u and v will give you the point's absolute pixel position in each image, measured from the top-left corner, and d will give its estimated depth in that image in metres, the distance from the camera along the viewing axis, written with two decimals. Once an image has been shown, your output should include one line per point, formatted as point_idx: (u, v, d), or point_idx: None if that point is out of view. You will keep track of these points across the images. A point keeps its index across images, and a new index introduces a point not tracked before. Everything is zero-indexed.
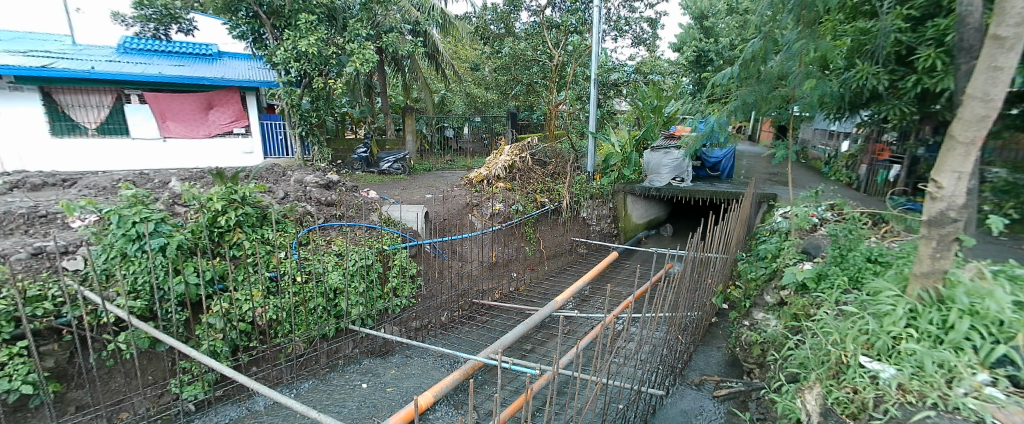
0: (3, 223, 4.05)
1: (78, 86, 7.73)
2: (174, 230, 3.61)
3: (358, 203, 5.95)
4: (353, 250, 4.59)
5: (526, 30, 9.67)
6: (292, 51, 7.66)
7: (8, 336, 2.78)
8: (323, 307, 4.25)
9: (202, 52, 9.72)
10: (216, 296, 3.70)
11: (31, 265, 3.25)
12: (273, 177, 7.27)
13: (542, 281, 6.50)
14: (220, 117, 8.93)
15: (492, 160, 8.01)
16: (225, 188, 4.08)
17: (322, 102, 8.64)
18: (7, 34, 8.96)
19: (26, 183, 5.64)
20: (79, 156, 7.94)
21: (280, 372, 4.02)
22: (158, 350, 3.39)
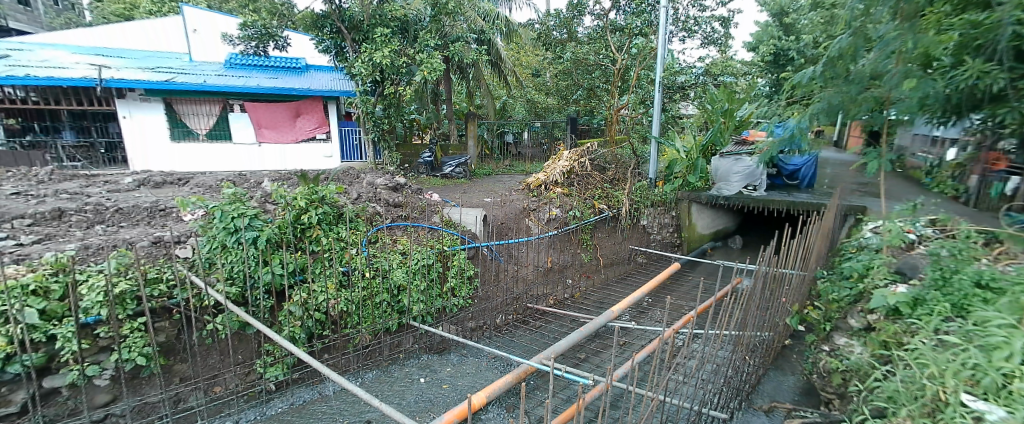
0: (132, 215, 4.74)
1: (193, 97, 8.81)
2: (265, 225, 4.01)
3: (423, 205, 6.27)
4: (417, 250, 4.85)
5: (589, 34, 9.63)
6: (368, 62, 8.17)
7: (130, 313, 3.24)
8: (388, 303, 4.53)
9: (292, 65, 10.71)
10: (297, 286, 4.06)
11: (151, 252, 3.77)
12: (348, 179, 7.83)
13: (599, 289, 6.43)
14: (306, 124, 9.72)
15: (550, 166, 8.08)
16: (309, 188, 4.47)
17: (393, 109, 9.21)
18: (139, 52, 10.41)
19: (150, 181, 6.55)
20: (188, 158, 9.02)
21: (348, 361, 4.32)
22: (247, 333, 3.78)
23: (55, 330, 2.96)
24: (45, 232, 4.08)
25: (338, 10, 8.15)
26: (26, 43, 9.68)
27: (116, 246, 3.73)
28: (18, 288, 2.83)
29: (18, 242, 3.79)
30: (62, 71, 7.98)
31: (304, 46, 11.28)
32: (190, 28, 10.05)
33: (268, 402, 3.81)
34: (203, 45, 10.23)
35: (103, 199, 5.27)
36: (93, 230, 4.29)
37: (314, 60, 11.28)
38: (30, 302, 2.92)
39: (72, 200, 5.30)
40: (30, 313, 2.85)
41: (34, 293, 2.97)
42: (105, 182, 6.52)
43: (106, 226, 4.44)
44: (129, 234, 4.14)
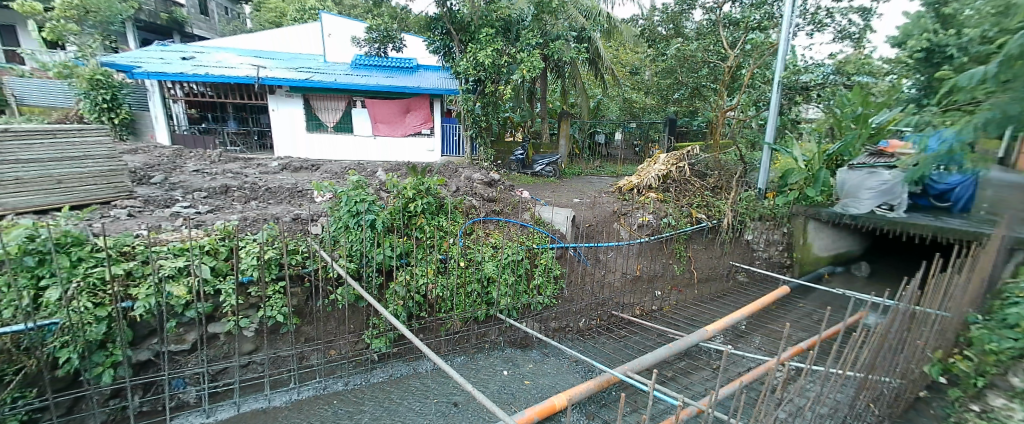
0: (278, 194, 5.54)
1: (326, 94, 9.98)
2: (380, 210, 4.44)
3: (514, 201, 6.49)
4: (507, 245, 5.03)
5: (698, 29, 8.94)
6: (472, 61, 8.57)
7: (275, 276, 3.81)
8: (478, 293, 4.78)
9: (405, 65, 11.60)
10: (401, 268, 4.45)
11: (291, 227, 4.39)
12: (448, 173, 8.30)
13: (691, 305, 6.05)
14: (413, 120, 10.43)
15: (645, 169, 7.94)
16: (416, 179, 4.87)
17: (491, 107, 9.51)
18: (285, 54, 12.02)
19: (291, 166, 7.57)
20: (319, 147, 10.29)
21: (440, 343, 4.65)
22: (359, 306, 4.23)
23: (220, 285, 3.59)
24: (215, 204, 4.96)
25: (449, 13, 8.66)
26: (204, 47, 11.67)
27: (266, 219, 4.42)
28: (199, 248, 3.49)
29: (197, 211, 4.66)
30: (230, 70, 9.53)
31: (418, 48, 12.15)
32: (327, 33, 11.36)
33: (372, 370, 4.24)
34: (335, 48, 11.49)
35: (254, 179, 6.24)
36: (246, 204, 5.09)
37: (424, 61, 12.08)
38: (205, 260, 3.58)
39: (234, 178, 6.36)
40: (205, 269, 3.50)
41: (208, 252, 3.65)
42: (254, 164, 7.67)
43: (258, 202, 5.24)
44: (275, 210, 4.86)
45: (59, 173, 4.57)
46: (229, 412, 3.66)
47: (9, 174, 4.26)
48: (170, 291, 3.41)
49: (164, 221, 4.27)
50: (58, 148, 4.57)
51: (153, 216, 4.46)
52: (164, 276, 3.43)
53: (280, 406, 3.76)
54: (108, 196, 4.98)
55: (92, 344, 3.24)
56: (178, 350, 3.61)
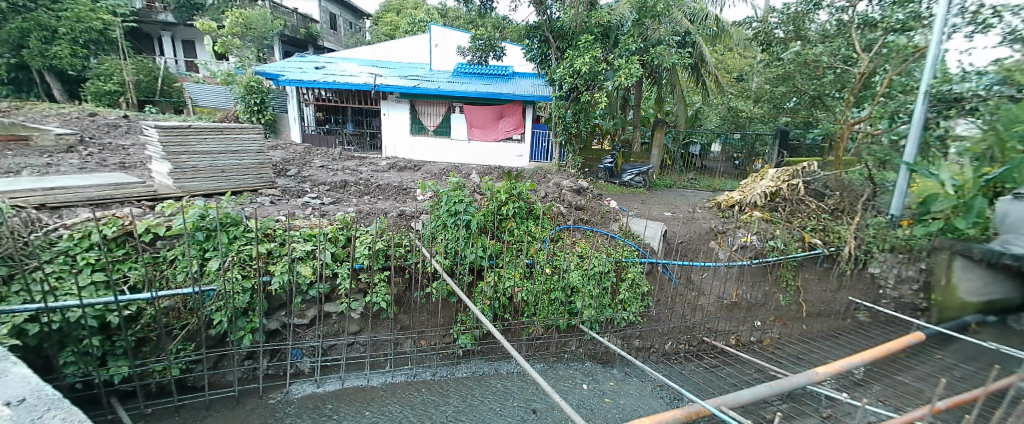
0: (386, 190, 6.08)
1: (430, 99, 10.72)
2: (475, 212, 4.71)
3: (603, 211, 6.43)
4: (595, 256, 4.97)
5: (823, 32, 8.05)
6: (569, 68, 8.55)
7: (381, 265, 4.27)
8: (561, 301, 4.81)
9: (502, 73, 12.01)
10: (490, 269, 4.65)
11: (397, 222, 4.82)
12: (537, 178, 8.47)
13: (797, 341, 5.45)
14: (506, 125, 10.70)
15: (752, 185, 7.54)
16: (509, 184, 5.09)
17: (582, 114, 9.41)
18: (397, 63, 13.10)
19: (396, 165, 8.22)
20: (420, 148, 11.07)
21: (521, 346, 4.78)
22: (450, 301, 4.51)
23: (338, 269, 4.10)
24: (335, 197, 5.58)
25: (549, 21, 8.81)
26: (330, 57, 13.12)
27: (377, 212, 4.92)
28: (324, 236, 4.02)
29: (322, 202, 5.29)
30: (351, 78, 10.63)
31: (516, 56, 12.50)
32: (434, 43, 12.18)
33: (457, 365, 4.48)
34: (440, 57, 12.26)
35: (367, 176, 6.92)
36: (360, 199, 5.65)
37: (521, 68, 12.37)
38: (328, 246, 4.12)
39: (350, 173, 7.11)
40: (327, 254, 4.03)
41: (330, 239, 4.20)
42: (366, 163, 8.44)
43: (370, 197, 5.79)
44: (384, 205, 5.35)
45: (224, 164, 5.49)
46: (335, 385, 4.12)
47: (189, 163, 5.18)
48: (300, 271, 3.97)
49: (296, 209, 4.90)
50: (223, 143, 5.47)
51: (288, 204, 5.13)
52: (296, 257, 4.00)
53: (376, 386, 4.16)
54: (256, 185, 5.80)
55: (238, 310, 3.87)
56: (300, 323, 4.19)
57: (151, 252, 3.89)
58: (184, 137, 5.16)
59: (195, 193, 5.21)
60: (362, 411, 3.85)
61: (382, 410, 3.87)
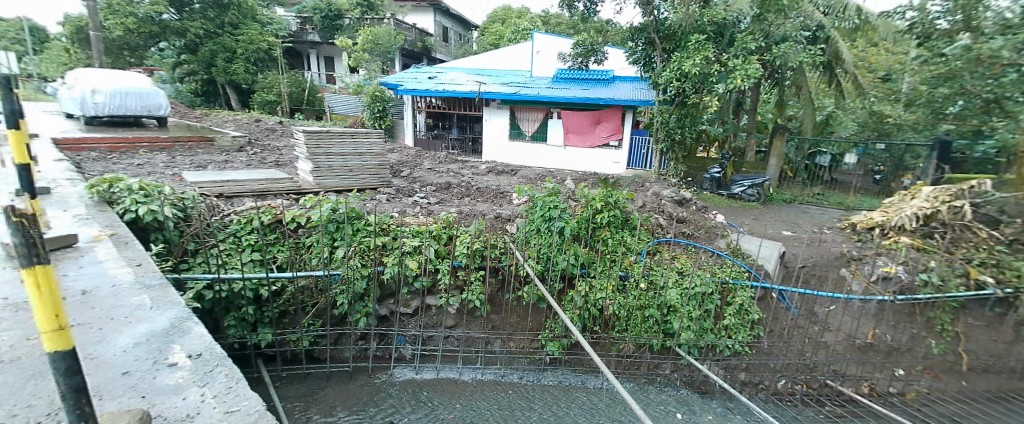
0: (484, 193, 6.35)
1: (528, 105, 10.94)
2: (570, 218, 4.73)
3: (707, 225, 6.03)
4: (697, 274, 4.67)
5: (1006, 20, 6.57)
6: (676, 71, 8.01)
7: (478, 264, 4.51)
8: (656, 320, 4.60)
9: (601, 77, 11.76)
10: (581, 278, 4.64)
11: (495, 225, 5.05)
12: (635, 186, 8.29)
13: (955, 400, 4.49)
14: (603, 131, 10.47)
15: (897, 205, 6.45)
16: (605, 191, 5.04)
17: (688, 120, 8.83)
18: (500, 71, 13.57)
19: (495, 169, 8.53)
20: (517, 153, 11.37)
21: (610, 361, 4.66)
22: (541, 307, 4.58)
23: (440, 265, 4.43)
24: (439, 198, 5.97)
25: (655, 22, 8.47)
26: (441, 68, 14.07)
27: (476, 214, 5.19)
28: (429, 233, 4.38)
29: (428, 202, 5.71)
30: (458, 86, 11.32)
31: (617, 59, 12.14)
32: (536, 50, 12.39)
33: (544, 371, 4.52)
34: (541, 63, 12.42)
35: (468, 178, 7.31)
36: (460, 200, 5.98)
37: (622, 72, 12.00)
38: (432, 243, 4.48)
39: (453, 176, 7.57)
40: (432, 250, 4.38)
41: (434, 237, 4.56)
42: (468, 166, 8.90)
43: (470, 199, 6.09)
44: (482, 208, 5.60)
45: (354, 164, 6.20)
46: (431, 375, 4.43)
47: (325, 163, 5.96)
48: (408, 263, 4.36)
49: (406, 208, 5.35)
50: (352, 146, 6.16)
51: (400, 202, 5.63)
52: (405, 251, 4.40)
53: (467, 381, 4.38)
54: (375, 184, 6.39)
55: (356, 295, 4.37)
56: (405, 313, 4.58)
57: (294, 238, 4.53)
58: (322, 140, 5.91)
59: (330, 189, 6.00)
60: (454, 402, 4.08)
61: (471, 405, 4.06)
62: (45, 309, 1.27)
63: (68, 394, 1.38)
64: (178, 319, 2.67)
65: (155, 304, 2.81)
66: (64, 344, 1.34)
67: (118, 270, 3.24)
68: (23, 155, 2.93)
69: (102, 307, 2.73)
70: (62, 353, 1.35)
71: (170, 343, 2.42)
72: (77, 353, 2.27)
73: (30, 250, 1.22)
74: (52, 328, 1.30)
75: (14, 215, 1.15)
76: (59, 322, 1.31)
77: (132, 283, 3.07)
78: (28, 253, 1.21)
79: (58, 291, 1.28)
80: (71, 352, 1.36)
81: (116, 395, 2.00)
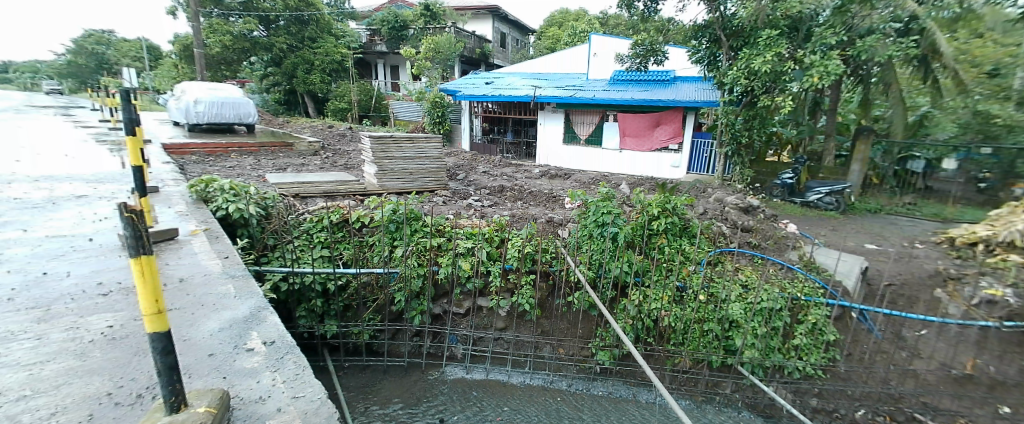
0: (537, 197, 6.37)
1: (585, 109, 10.81)
2: (624, 224, 4.63)
3: (776, 235, 5.62)
4: (763, 288, 4.37)
5: None
6: (744, 69, 7.58)
7: (528, 269, 4.54)
8: (716, 335, 4.35)
9: (662, 78, 11.34)
10: (635, 287, 4.52)
11: (548, 229, 5.06)
12: (696, 192, 7.94)
13: None
14: (662, 134, 10.07)
15: (1008, 217, 5.62)
16: (663, 197, 4.87)
17: (757, 121, 8.27)
18: (557, 74, 13.53)
19: (548, 173, 8.53)
20: (573, 157, 11.26)
21: (664, 375, 4.48)
22: (592, 314, 4.51)
23: (492, 267, 4.51)
24: (493, 201, 6.08)
25: (722, 18, 8.06)
26: (499, 73, 14.28)
27: (528, 218, 5.23)
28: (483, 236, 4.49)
29: (483, 205, 5.84)
30: (515, 90, 11.45)
31: (679, 59, 11.63)
32: (594, 52, 12.22)
33: (594, 381, 4.44)
34: (599, 66, 12.21)
35: (522, 182, 7.37)
36: (514, 203, 6.05)
37: (684, 72, 11.47)
38: (485, 245, 4.57)
39: (508, 179, 7.68)
40: (484, 253, 4.47)
41: (487, 239, 4.66)
42: (521, 170, 8.97)
43: (523, 202, 6.14)
44: (535, 212, 5.63)
45: (414, 168, 6.50)
46: (481, 375, 4.51)
47: (389, 166, 6.28)
48: (460, 265, 4.49)
49: (461, 210, 5.51)
50: (413, 150, 6.45)
51: (456, 205, 5.81)
52: (459, 252, 4.54)
53: (516, 385, 4.41)
54: (432, 187, 6.66)
55: (412, 293, 4.56)
56: (457, 313, 4.72)
57: (358, 237, 4.82)
58: (386, 145, 6.25)
59: (392, 191, 6.33)
60: (502, 405, 4.14)
61: (519, 409, 4.10)
62: (147, 293, 1.53)
63: (161, 368, 1.63)
64: (256, 308, 2.94)
65: (238, 293, 3.13)
66: (160, 325, 1.60)
67: (209, 261, 3.63)
68: (139, 158, 3.45)
69: (195, 294, 3.07)
70: (159, 332, 1.61)
71: (250, 329, 2.68)
72: (174, 334, 2.57)
73: (138, 243, 1.46)
74: (151, 311, 1.56)
75: (128, 211, 1.40)
76: (157, 305, 1.57)
77: (220, 273, 3.44)
78: (136, 246, 1.45)
79: (157, 278, 1.53)
80: (166, 332, 1.62)
81: (204, 372, 2.24)
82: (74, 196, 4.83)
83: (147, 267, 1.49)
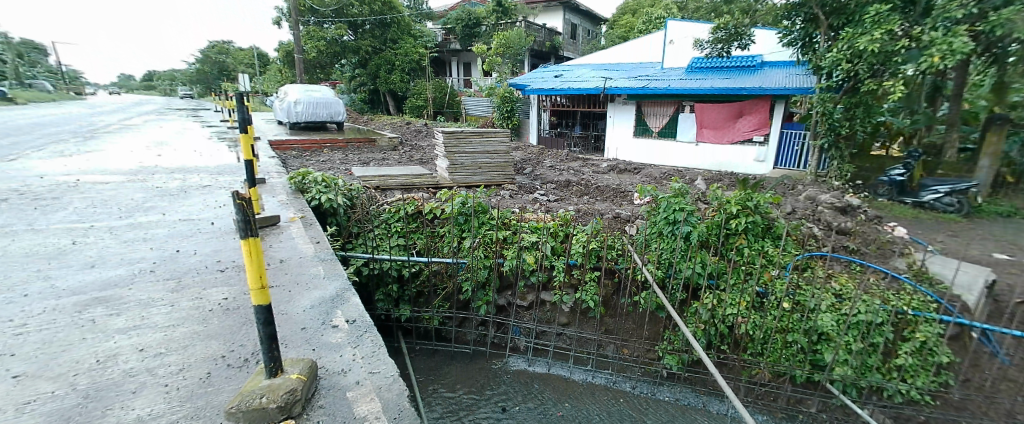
0: (604, 192, 6.27)
1: (658, 100, 10.35)
2: (698, 222, 4.41)
3: (878, 240, 5.03)
4: (859, 299, 3.95)
5: None
6: (846, 51, 6.83)
7: (592, 265, 4.51)
8: (801, 348, 4.02)
9: (747, 64, 10.53)
10: (709, 290, 4.31)
11: (615, 225, 4.98)
12: (784, 190, 7.32)
13: None
14: (744, 125, 9.43)
15: None
16: (744, 194, 4.57)
17: (860, 109, 7.39)
18: (630, 64, 13.07)
19: (617, 168, 8.33)
20: (645, 150, 10.85)
21: (738, 386, 4.24)
22: (659, 316, 4.39)
23: (556, 262, 4.55)
24: (558, 196, 6.09)
25: None
26: (569, 65, 14.12)
27: (594, 214, 5.18)
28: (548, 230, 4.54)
29: (548, 199, 5.88)
30: (585, 83, 11.26)
31: (767, 42, 10.71)
32: (670, 39, 11.64)
33: (660, 385, 4.33)
34: (676, 53, 11.61)
35: (589, 177, 7.28)
36: (580, 198, 6.01)
37: (773, 57, 10.56)
38: (550, 240, 4.62)
39: (575, 174, 7.63)
40: (548, 248, 4.53)
41: (552, 234, 4.72)
42: (589, 164, 8.86)
43: (590, 198, 6.08)
44: (601, 207, 5.55)
45: (483, 162, 6.70)
46: (543, 369, 4.59)
47: (460, 160, 6.54)
48: (525, 258, 4.59)
49: (527, 204, 5.60)
50: (482, 145, 6.64)
51: (521, 198, 5.91)
52: (524, 246, 4.65)
53: (578, 382, 4.42)
54: (500, 180, 6.83)
55: (479, 284, 4.75)
56: (521, 305, 4.82)
57: (430, 228, 5.10)
58: (458, 140, 6.50)
59: (462, 184, 6.60)
60: (564, 401, 4.18)
61: (580, 406, 4.12)
62: (255, 269, 1.78)
63: (263, 336, 1.89)
64: (341, 289, 3.27)
65: (326, 275, 3.49)
66: (264, 299, 1.86)
67: (304, 245, 4.08)
68: (250, 153, 3.93)
69: (291, 273, 3.48)
70: (263, 305, 1.86)
71: (333, 308, 2.98)
72: (275, 308, 2.93)
73: (247, 226, 1.71)
74: (256, 285, 1.82)
75: (239, 198, 1.65)
76: (261, 281, 1.82)
77: (311, 256, 3.84)
78: (246, 228, 1.70)
79: (261, 257, 1.77)
80: (269, 305, 1.87)
81: (297, 344, 2.55)
82: (200, 185, 5.64)
83: (254, 247, 1.74)
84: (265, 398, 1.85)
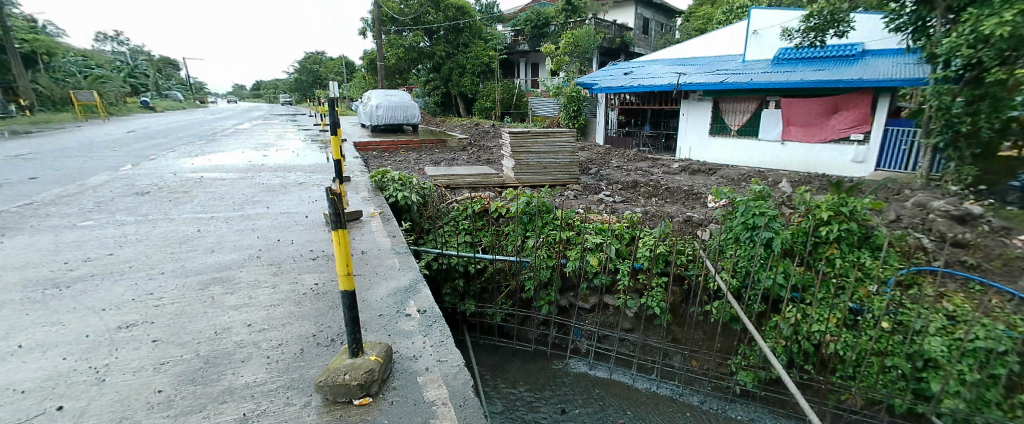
0: (675, 194, 6.06)
1: (738, 95, 9.75)
2: (781, 229, 4.14)
3: (1003, 254, 4.39)
4: (975, 322, 3.49)
5: None
6: (968, 36, 6.05)
7: (660, 270, 4.41)
8: (902, 374, 3.64)
9: (844, 54, 9.57)
10: (792, 303, 4.04)
11: (686, 229, 4.82)
12: (885, 195, 6.60)
13: None
14: (840, 122, 8.67)
15: None
16: (838, 199, 4.19)
17: (986, 102, 6.25)
18: (708, 58, 12.41)
19: (690, 168, 8.00)
20: (722, 150, 10.27)
21: (824, 411, 3.94)
22: (733, 328, 4.19)
23: (621, 265, 4.51)
24: (626, 197, 6.00)
25: None
26: (641, 62, 13.70)
27: (664, 216, 5.05)
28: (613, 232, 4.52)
29: (615, 200, 5.81)
30: (657, 79, 10.89)
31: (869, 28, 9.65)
32: (753, 30, 10.90)
33: (732, 402, 4.14)
34: (760, 45, 10.85)
35: (658, 178, 7.07)
36: (648, 200, 5.87)
37: (876, 45, 9.50)
38: (615, 242, 4.60)
39: (643, 175, 7.44)
40: (613, 250, 4.50)
41: (617, 236, 4.69)
42: (660, 164, 8.59)
43: (659, 199, 5.92)
44: (672, 209, 5.39)
45: (547, 162, 6.76)
46: (605, 374, 4.57)
47: (525, 160, 6.67)
48: (589, 260, 4.60)
49: (592, 204, 5.58)
50: (548, 145, 6.71)
51: (587, 199, 5.89)
52: (588, 247, 4.67)
53: (642, 390, 4.34)
54: (565, 180, 6.85)
55: (542, 282, 4.84)
56: (584, 307, 4.84)
57: (496, 226, 5.28)
58: (524, 140, 6.62)
59: (527, 183, 6.72)
60: (628, 409, 4.14)
61: (644, 415, 4.06)
62: (342, 258, 1.99)
63: (348, 320, 2.10)
64: (414, 280, 3.50)
65: (400, 268, 3.76)
66: (349, 285, 2.07)
67: (382, 238, 4.42)
68: (338, 153, 4.34)
69: (371, 264, 3.79)
70: (349, 290, 2.08)
71: (407, 299, 3.20)
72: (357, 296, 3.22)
73: (336, 218, 1.94)
74: (344, 272, 2.04)
75: (331, 193, 1.88)
76: (348, 268, 2.03)
77: (388, 249, 4.15)
78: (335, 220, 1.93)
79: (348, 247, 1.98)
80: (353, 291, 2.09)
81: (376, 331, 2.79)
82: (296, 182, 6.28)
83: (342, 238, 1.95)
84: (348, 375, 2.07)
